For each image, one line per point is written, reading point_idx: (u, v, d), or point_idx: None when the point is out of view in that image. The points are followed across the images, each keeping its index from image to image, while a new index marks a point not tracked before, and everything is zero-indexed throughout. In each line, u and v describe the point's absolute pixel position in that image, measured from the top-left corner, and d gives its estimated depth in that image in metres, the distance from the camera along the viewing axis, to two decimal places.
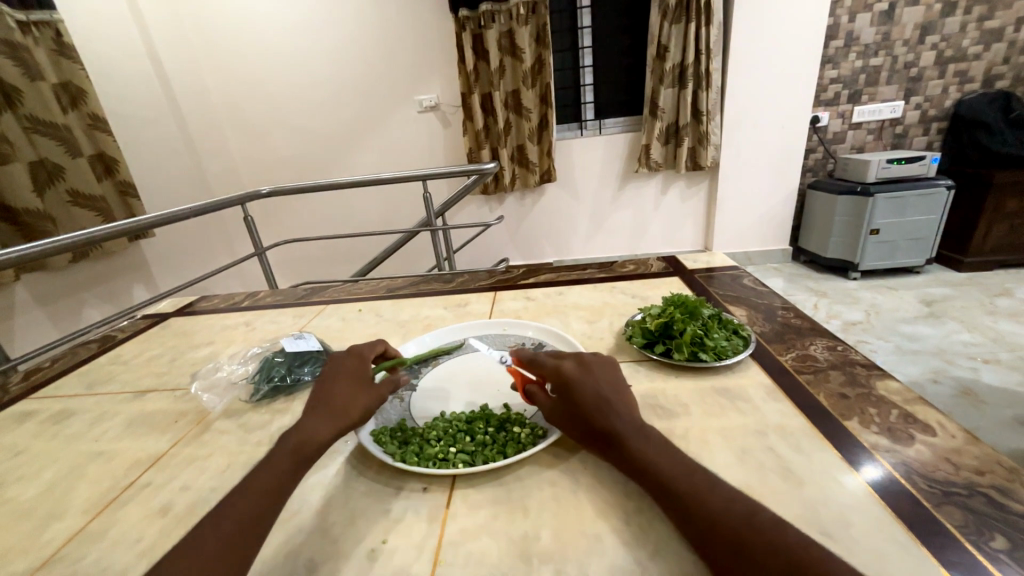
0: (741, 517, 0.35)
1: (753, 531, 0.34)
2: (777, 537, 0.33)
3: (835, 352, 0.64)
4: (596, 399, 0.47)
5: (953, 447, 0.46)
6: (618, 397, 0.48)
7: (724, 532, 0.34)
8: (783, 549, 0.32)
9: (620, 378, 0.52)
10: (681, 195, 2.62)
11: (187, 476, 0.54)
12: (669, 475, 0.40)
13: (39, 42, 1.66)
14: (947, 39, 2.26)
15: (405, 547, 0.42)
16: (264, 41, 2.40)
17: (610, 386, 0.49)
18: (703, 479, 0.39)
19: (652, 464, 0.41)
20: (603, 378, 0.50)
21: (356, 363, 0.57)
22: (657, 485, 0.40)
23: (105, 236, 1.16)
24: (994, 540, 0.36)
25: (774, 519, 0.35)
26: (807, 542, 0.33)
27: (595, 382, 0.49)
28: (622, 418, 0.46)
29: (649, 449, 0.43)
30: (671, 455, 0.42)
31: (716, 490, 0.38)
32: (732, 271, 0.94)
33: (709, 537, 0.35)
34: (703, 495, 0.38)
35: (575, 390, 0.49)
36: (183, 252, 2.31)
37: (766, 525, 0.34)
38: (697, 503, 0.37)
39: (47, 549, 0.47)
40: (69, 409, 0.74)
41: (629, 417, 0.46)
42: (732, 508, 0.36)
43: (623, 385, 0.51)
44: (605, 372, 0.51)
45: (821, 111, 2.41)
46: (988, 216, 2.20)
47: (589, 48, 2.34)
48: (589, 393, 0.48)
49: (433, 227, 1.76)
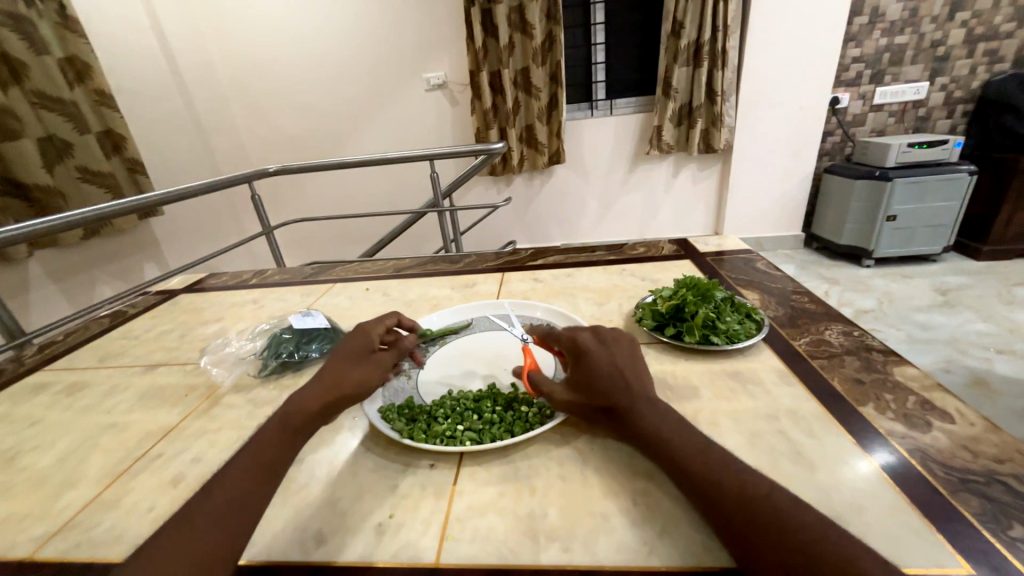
0: (754, 498, 0.34)
1: (764, 512, 0.33)
2: (790, 519, 0.32)
3: (850, 337, 0.63)
4: (610, 375, 0.46)
5: (972, 434, 0.45)
6: (634, 372, 0.47)
7: (735, 513, 0.34)
8: (797, 528, 0.31)
9: (636, 351, 0.50)
10: (692, 178, 2.57)
11: (198, 448, 0.55)
12: (681, 454, 0.39)
13: (42, 15, 1.64)
14: (979, 16, 2.16)
15: (413, 521, 0.42)
16: (269, 15, 2.35)
17: (626, 360, 0.48)
18: (717, 458, 0.38)
19: (664, 443, 0.41)
20: (619, 352, 0.48)
21: (359, 336, 0.56)
22: (669, 465, 0.40)
23: (115, 212, 1.16)
24: (1012, 528, 0.36)
25: (789, 497, 0.34)
26: (821, 523, 0.32)
27: (610, 356, 0.48)
28: (636, 395, 0.45)
29: (660, 427, 0.42)
30: (684, 433, 0.41)
31: (729, 469, 0.37)
32: (744, 254, 0.93)
33: (720, 517, 0.35)
34: (716, 474, 0.37)
35: (589, 364, 0.48)
36: (191, 231, 2.32)
37: (779, 507, 0.33)
38: (709, 482, 0.37)
39: (63, 515, 0.48)
40: (83, 381, 0.75)
41: (642, 393, 0.45)
42: (745, 488, 0.35)
43: (639, 359, 0.49)
44: (622, 345, 0.49)
45: (841, 92, 2.33)
46: (1011, 203, 2.14)
47: (601, 24, 2.26)
48: (603, 368, 0.47)
49: (441, 208, 1.74)
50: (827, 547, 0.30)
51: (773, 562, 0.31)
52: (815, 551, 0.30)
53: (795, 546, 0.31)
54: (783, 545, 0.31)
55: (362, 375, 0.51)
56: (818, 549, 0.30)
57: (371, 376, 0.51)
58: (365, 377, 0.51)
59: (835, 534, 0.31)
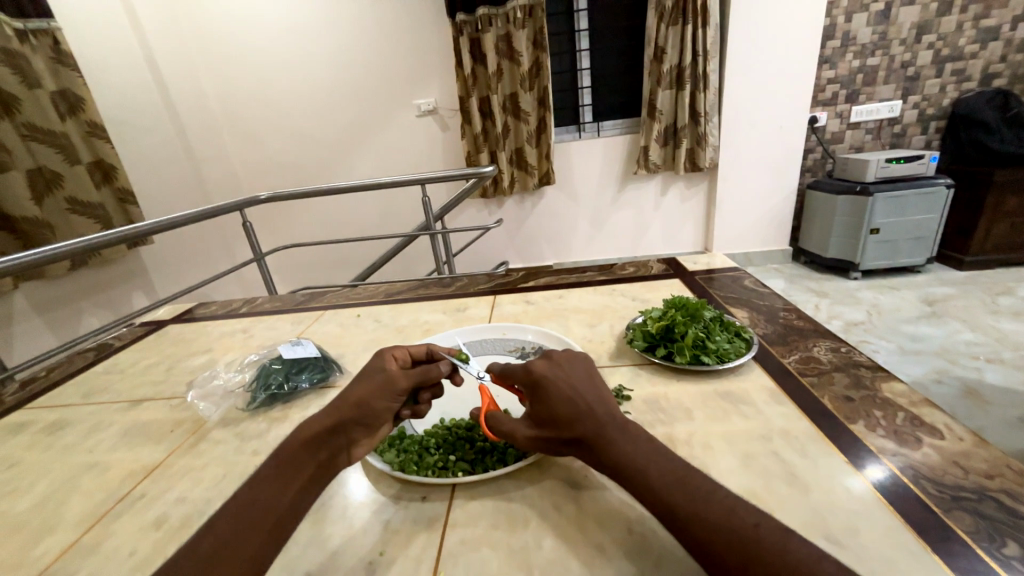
0: (742, 529, 0.33)
1: (759, 551, 0.32)
2: (784, 555, 0.32)
3: (838, 354, 0.63)
4: (566, 399, 0.45)
5: (961, 450, 0.45)
6: (593, 393, 0.46)
7: (727, 553, 0.33)
8: (792, 562, 0.31)
9: (593, 372, 0.49)
10: (680, 196, 2.62)
11: (182, 487, 0.53)
12: (659, 486, 0.38)
13: (36, 49, 1.66)
14: (944, 39, 2.27)
15: (404, 558, 0.41)
16: (262, 47, 2.41)
17: (582, 382, 0.47)
18: (698, 488, 0.37)
19: (639, 474, 0.39)
20: (574, 374, 0.47)
21: (375, 358, 0.53)
22: (648, 497, 0.38)
23: (104, 243, 1.16)
24: (1006, 546, 0.35)
25: (778, 527, 0.34)
26: (815, 554, 0.32)
27: (565, 379, 0.47)
28: (598, 418, 0.43)
29: (632, 455, 0.40)
30: (657, 459, 0.40)
31: (714, 500, 0.36)
32: (732, 272, 0.94)
33: (711, 557, 0.33)
34: (699, 507, 0.35)
35: (544, 391, 0.46)
36: (182, 258, 2.30)
37: (772, 542, 0.32)
38: (695, 518, 0.35)
39: (38, 564, 0.46)
40: (65, 419, 0.73)
41: (606, 416, 0.43)
42: (732, 522, 0.34)
43: (596, 379, 0.48)
44: (577, 368, 0.48)
45: (819, 111, 2.41)
46: (988, 214, 2.20)
47: (586, 51, 2.34)
48: (560, 393, 0.45)
49: (432, 231, 1.75)
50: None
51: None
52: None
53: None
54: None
55: (362, 395, 0.47)
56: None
57: (375, 397, 0.47)
58: (366, 398, 0.47)
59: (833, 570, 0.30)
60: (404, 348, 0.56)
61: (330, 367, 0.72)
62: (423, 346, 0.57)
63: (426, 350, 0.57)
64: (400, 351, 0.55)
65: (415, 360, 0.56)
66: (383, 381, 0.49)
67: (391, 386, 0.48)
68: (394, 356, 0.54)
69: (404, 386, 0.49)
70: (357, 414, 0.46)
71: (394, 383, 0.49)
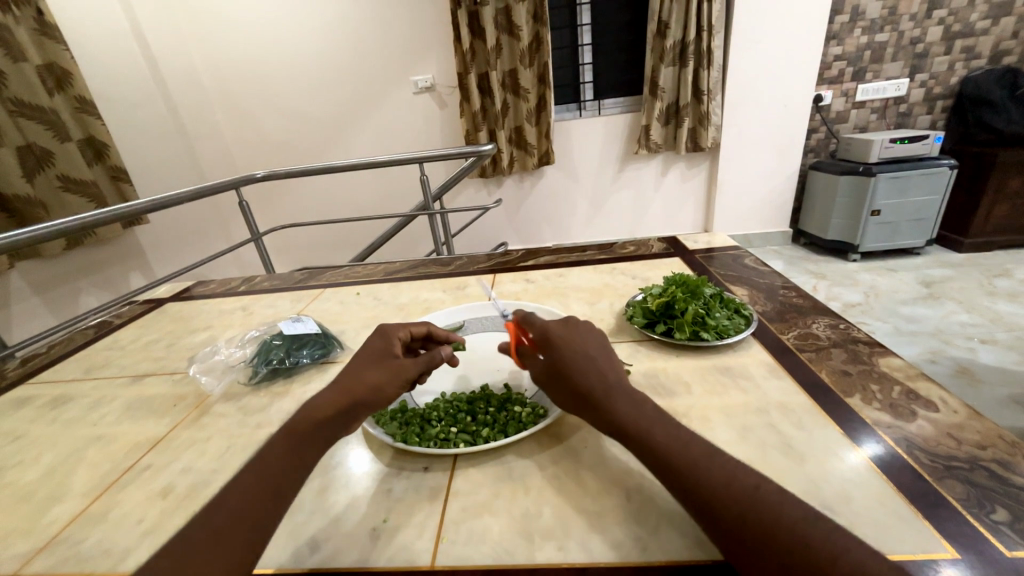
0: (744, 493, 0.34)
1: (755, 509, 0.33)
2: (781, 513, 0.32)
3: (837, 330, 0.64)
4: (582, 367, 0.45)
5: (956, 422, 0.46)
6: (606, 363, 0.46)
7: (726, 511, 0.34)
8: (792, 525, 0.32)
9: (605, 341, 0.49)
10: (681, 176, 2.59)
11: (188, 458, 0.54)
12: (663, 448, 0.39)
13: (19, 20, 1.60)
14: (955, 14, 2.21)
15: (407, 525, 0.42)
16: (254, 20, 2.33)
17: (599, 352, 0.47)
18: (701, 452, 0.38)
19: (645, 437, 0.40)
20: (588, 344, 0.47)
21: (379, 338, 0.53)
22: (652, 459, 0.39)
23: (99, 221, 1.14)
24: (996, 512, 0.36)
25: (779, 491, 0.34)
26: (814, 516, 0.32)
27: (580, 347, 0.47)
28: (611, 386, 0.44)
29: (641, 421, 0.41)
30: (663, 424, 0.41)
31: (715, 463, 0.37)
32: (733, 251, 0.94)
33: (710, 515, 0.34)
34: (702, 469, 0.36)
35: (562, 360, 0.46)
36: (178, 238, 2.29)
37: (768, 501, 0.33)
38: (698, 479, 0.36)
39: (48, 531, 0.47)
40: (68, 394, 0.74)
41: (618, 385, 0.44)
42: (732, 483, 0.35)
43: (609, 348, 0.48)
44: (591, 337, 0.48)
45: (824, 90, 2.37)
46: (991, 195, 2.18)
47: (587, 26, 2.28)
48: (577, 362, 0.45)
49: (431, 211, 1.73)
50: (820, 545, 0.30)
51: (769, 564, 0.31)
52: (811, 550, 0.30)
53: (788, 543, 0.31)
54: (776, 543, 0.31)
55: (375, 379, 0.48)
56: (815, 548, 0.30)
57: (387, 381, 0.48)
58: (379, 382, 0.48)
59: (827, 528, 0.31)
60: (406, 327, 0.56)
61: (331, 343, 0.72)
62: (423, 326, 0.58)
63: (425, 330, 0.57)
64: (403, 332, 0.55)
65: (414, 339, 0.57)
66: (394, 366, 0.50)
67: (403, 373, 0.49)
68: (398, 337, 0.54)
69: (414, 373, 0.50)
70: (371, 396, 0.47)
71: (405, 370, 0.50)
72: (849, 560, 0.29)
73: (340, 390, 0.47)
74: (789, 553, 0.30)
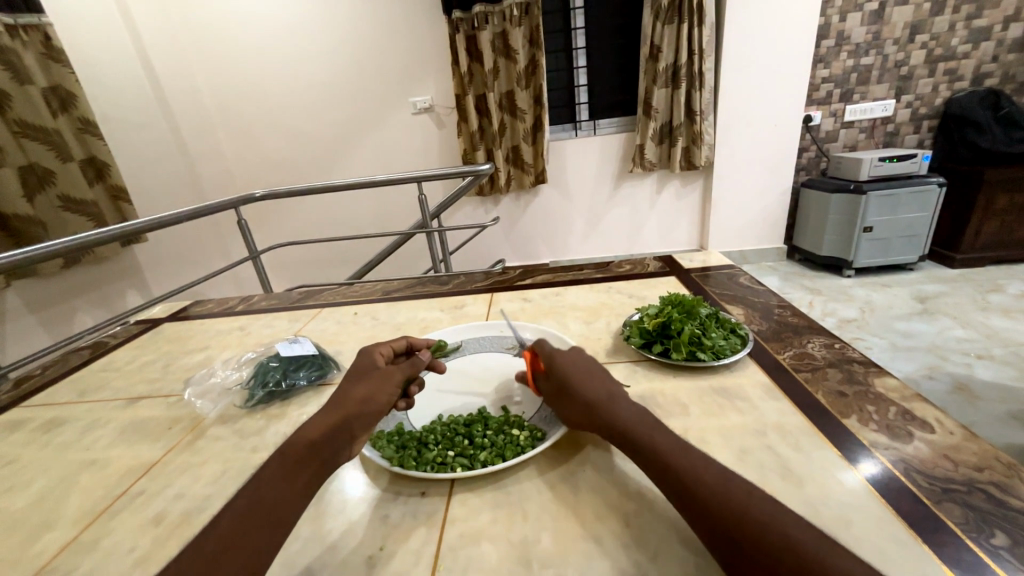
0: (743, 504, 0.35)
1: (747, 512, 0.34)
2: (772, 519, 0.34)
3: (832, 350, 0.64)
4: (583, 374, 0.50)
5: (952, 443, 0.46)
6: (603, 376, 0.50)
7: (720, 512, 0.35)
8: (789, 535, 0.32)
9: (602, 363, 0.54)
10: (676, 194, 2.63)
11: (182, 483, 0.53)
12: (666, 454, 0.40)
13: (27, 45, 1.64)
14: (937, 38, 2.29)
15: (404, 552, 0.41)
16: (257, 44, 2.39)
17: (594, 369, 0.51)
18: (701, 462, 0.39)
19: (647, 441, 0.41)
20: (587, 359, 0.53)
21: (363, 357, 0.54)
22: (651, 463, 0.40)
23: (97, 240, 1.14)
24: (995, 536, 0.36)
25: (778, 505, 0.35)
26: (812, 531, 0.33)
27: (578, 359, 0.52)
28: (609, 392, 0.47)
29: (643, 427, 0.43)
30: (665, 432, 0.42)
31: (713, 470, 0.38)
32: (728, 270, 0.95)
33: (704, 516, 0.35)
34: (700, 474, 0.38)
35: (563, 366, 0.51)
36: (176, 256, 2.29)
37: (766, 510, 0.34)
38: (696, 482, 0.37)
39: (37, 560, 0.46)
40: (60, 417, 0.73)
41: (615, 392, 0.48)
42: (734, 491, 0.36)
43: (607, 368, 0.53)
44: (590, 356, 0.54)
45: (813, 110, 2.43)
46: (980, 212, 2.22)
47: (582, 49, 2.34)
48: (577, 369, 0.50)
49: (428, 229, 1.75)
50: (808, 549, 0.31)
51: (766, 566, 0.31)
52: (798, 552, 0.31)
53: (777, 545, 0.32)
54: (765, 544, 0.32)
55: (365, 392, 0.49)
56: (803, 550, 0.31)
57: (376, 392, 0.50)
58: (369, 395, 0.49)
59: (815, 535, 0.32)
60: (386, 343, 0.57)
61: (328, 364, 0.72)
62: (402, 339, 0.59)
63: (405, 343, 0.59)
64: (385, 347, 0.57)
65: (397, 354, 0.58)
66: (380, 377, 0.51)
67: (390, 382, 0.51)
68: (380, 352, 0.55)
69: (399, 380, 0.53)
70: (362, 408, 0.48)
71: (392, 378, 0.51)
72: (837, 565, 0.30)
73: (330, 409, 0.47)
74: (778, 554, 0.32)
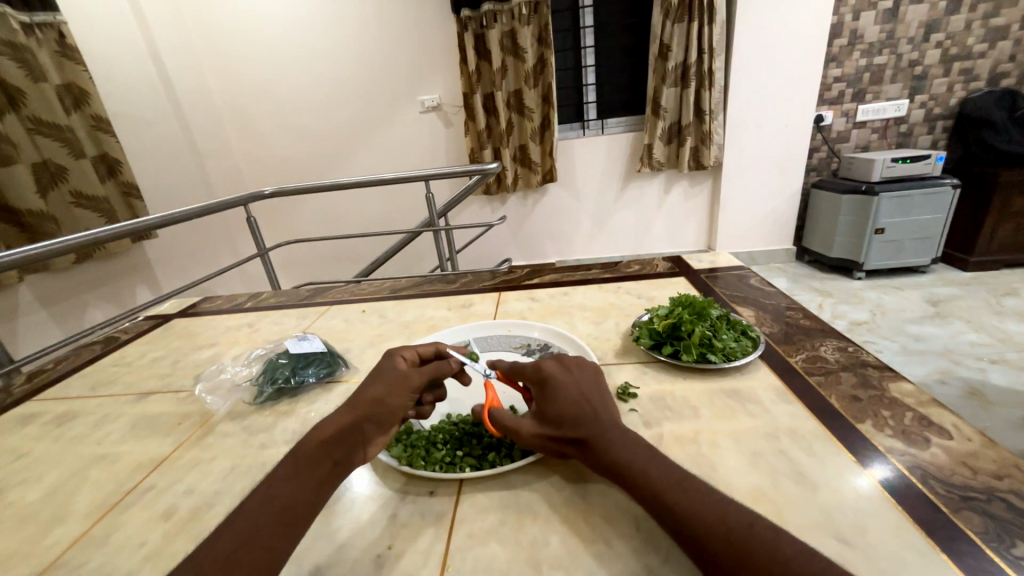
0: (738, 532, 0.34)
1: (752, 545, 0.33)
2: (776, 550, 0.32)
3: (845, 353, 0.63)
4: (577, 401, 0.46)
5: (970, 450, 0.45)
6: (600, 399, 0.47)
7: (721, 549, 0.33)
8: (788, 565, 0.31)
9: (601, 379, 0.50)
10: (684, 194, 2.61)
11: (191, 479, 0.54)
12: (659, 486, 0.38)
13: (41, 43, 1.66)
14: (952, 37, 2.25)
15: (412, 552, 0.41)
16: (266, 42, 2.40)
17: (590, 388, 0.48)
18: (692, 488, 0.38)
19: (639, 472, 0.40)
20: (584, 379, 0.49)
21: (384, 360, 0.54)
22: (645, 497, 0.38)
23: (109, 237, 1.15)
24: (1015, 547, 0.35)
25: (773, 528, 0.34)
26: (810, 554, 0.32)
27: (574, 382, 0.48)
28: (601, 421, 0.44)
29: (634, 458, 0.41)
30: (655, 460, 0.41)
31: (708, 500, 0.37)
32: (738, 271, 0.94)
33: (708, 555, 0.33)
34: (696, 506, 0.36)
35: (555, 392, 0.47)
36: (185, 252, 2.31)
37: (762, 537, 0.33)
38: (694, 516, 0.35)
39: (49, 553, 0.47)
40: (72, 411, 0.74)
41: (608, 420, 0.44)
42: (728, 518, 0.35)
43: (604, 388, 0.49)
44: (587, 374, 0.50)
45: (824, 110, 2.40)
46: (995, 214, 2.19)
47: (591, 48, 2.33)
48: (570, 395, 0.47)
49: (435, 227, 1.75)
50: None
51: None
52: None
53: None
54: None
55: (378, 394, 0.48)
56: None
57: (391, 395, 0.48)
58: (382, 397, 0.48)
59: (822, 567, 0.31)
60: (412, 347, 0.56)
61: (336, 362, 0.72)
62: (432, 346, 0.57)
63: (434, 350, 0.57)
64: (409, 350, 0.56)
65: (424, 359, 0.56)
66: (396, 379, 0.50)
67: (407, 385, 0.50)
68: (403, 355, 0.54)
69: (416, 384, 0.51)
70: (373, 409, 0.47)
71: (406, 381, 0.50)
72: None
73: (343, 410, 0.47)
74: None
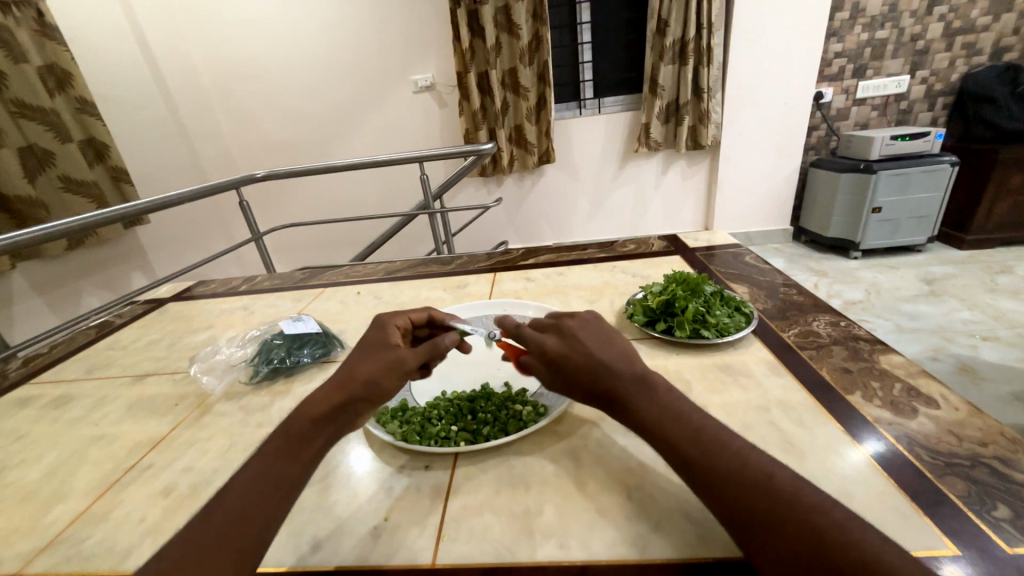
0: (751, 483, 0.34)
1: (764, 497, 0.33)
2: (791, 501, 0.32)
3: (837, 328, 0.64)
4: (593, 365, 0.44)
5: (957, 419, 0.46)
6: (615, 355, 0.45)
7: (735, 499, 0.34)
8: (801, 516, 0.31)
9: (611, 333, 0.48)
10: (681, 175, 2.58)
11: (189, 458, 0.54)
12: (673, 438, 0.39)
13: (20, 22, 1.60)
14: (956, 10, 2.20)
15: (408, 523, 0.42)
16: (251, 19, 2.32)
17: (602, 345, 0.46)
18: (709, 439, 0.38)
19: (662, 423, 0.40)
20: (594, 336, 0.47)
21: (378, 331, 0.52)
22: (664, 449, 0.39)
23: (99, 222, 1.13)
24: (997, 509, 0.36)
25: (789, 480, 0.34)
26: (825, 507, 0.32)
27: (590, 341, 0.46)
28: (621, 378, 0.43)
29: (652, 414, 0.41)
30: (676, 414, 0.40)
31: (726, 453, 0.36)
32: (733, 249, 0.93)
33: (725, 506, 0.34)
34: (712, 458, 0.36)
35: (568, 356, 0.45)
36: (179, 238, 2.28)
37: (779, 488, 0.33)
38: (711, 468, 0.36)
39: (50, 531, 0.47)
40: (69, 394, 0.74)
41: (629, 376, 0.43)
42: (739, 468, 0.35)
43: (616, 342, 0.47)
44: (594, 331, 0.47)
45: (824, 87, 2.36)
46: (992, 192, 2.18)
47: (587, 24, 2.27)
48: (583, 356, 0.45)
49: (430, 208, 1.72)
50: (833, 535, 0.30)
51: (777, 548, 0.31)
52: (824, 539, 0.30)
53: (795, 533, 0.31)
54: (784, 534, 0.31)
55: (369, 372, 0.46)
56: (828, 536, 0.30)
57: (382, 374, 0.46)
58: (373, 375, 0.46)
59: (839, 520, 0.31)
60: (404, 315, 0.55)
61: (331, 342, 0.72)
62: (423, 313, 0.57)
63: (425, 316, 0.57)
64: (400, 320, 0.54)
65: (415, 326, 0.56)
66: (389, 357, 0.47)
67: (399, 363, 0.47)
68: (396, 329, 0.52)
69: (411, 365, 0.47)
70: (368, 357, 0.48)
71: (402, 360, 0.47)
72: (855, 542, 0.29)
73: (334, 388, 0.46)
74: (799, 543, 0.30)
